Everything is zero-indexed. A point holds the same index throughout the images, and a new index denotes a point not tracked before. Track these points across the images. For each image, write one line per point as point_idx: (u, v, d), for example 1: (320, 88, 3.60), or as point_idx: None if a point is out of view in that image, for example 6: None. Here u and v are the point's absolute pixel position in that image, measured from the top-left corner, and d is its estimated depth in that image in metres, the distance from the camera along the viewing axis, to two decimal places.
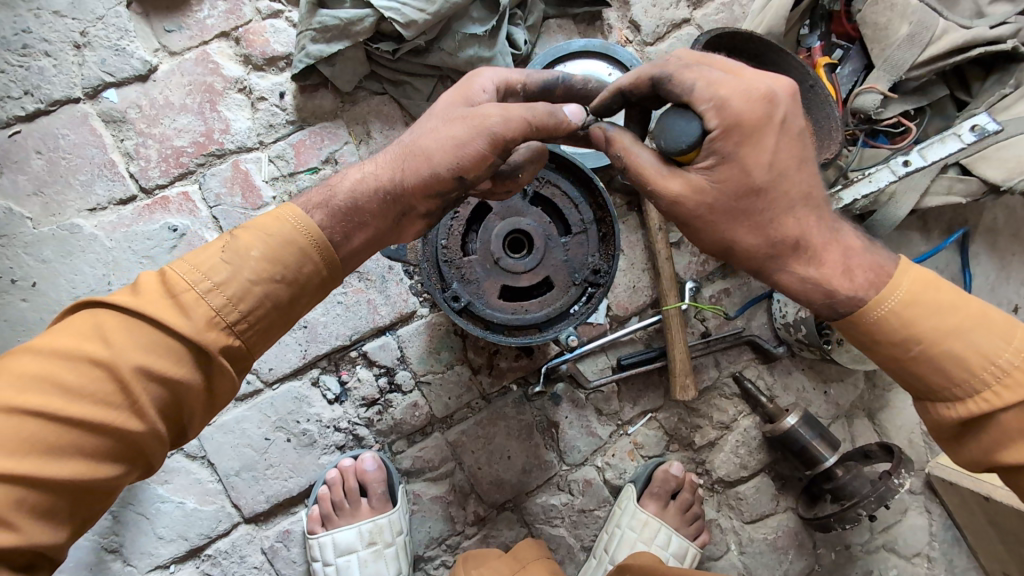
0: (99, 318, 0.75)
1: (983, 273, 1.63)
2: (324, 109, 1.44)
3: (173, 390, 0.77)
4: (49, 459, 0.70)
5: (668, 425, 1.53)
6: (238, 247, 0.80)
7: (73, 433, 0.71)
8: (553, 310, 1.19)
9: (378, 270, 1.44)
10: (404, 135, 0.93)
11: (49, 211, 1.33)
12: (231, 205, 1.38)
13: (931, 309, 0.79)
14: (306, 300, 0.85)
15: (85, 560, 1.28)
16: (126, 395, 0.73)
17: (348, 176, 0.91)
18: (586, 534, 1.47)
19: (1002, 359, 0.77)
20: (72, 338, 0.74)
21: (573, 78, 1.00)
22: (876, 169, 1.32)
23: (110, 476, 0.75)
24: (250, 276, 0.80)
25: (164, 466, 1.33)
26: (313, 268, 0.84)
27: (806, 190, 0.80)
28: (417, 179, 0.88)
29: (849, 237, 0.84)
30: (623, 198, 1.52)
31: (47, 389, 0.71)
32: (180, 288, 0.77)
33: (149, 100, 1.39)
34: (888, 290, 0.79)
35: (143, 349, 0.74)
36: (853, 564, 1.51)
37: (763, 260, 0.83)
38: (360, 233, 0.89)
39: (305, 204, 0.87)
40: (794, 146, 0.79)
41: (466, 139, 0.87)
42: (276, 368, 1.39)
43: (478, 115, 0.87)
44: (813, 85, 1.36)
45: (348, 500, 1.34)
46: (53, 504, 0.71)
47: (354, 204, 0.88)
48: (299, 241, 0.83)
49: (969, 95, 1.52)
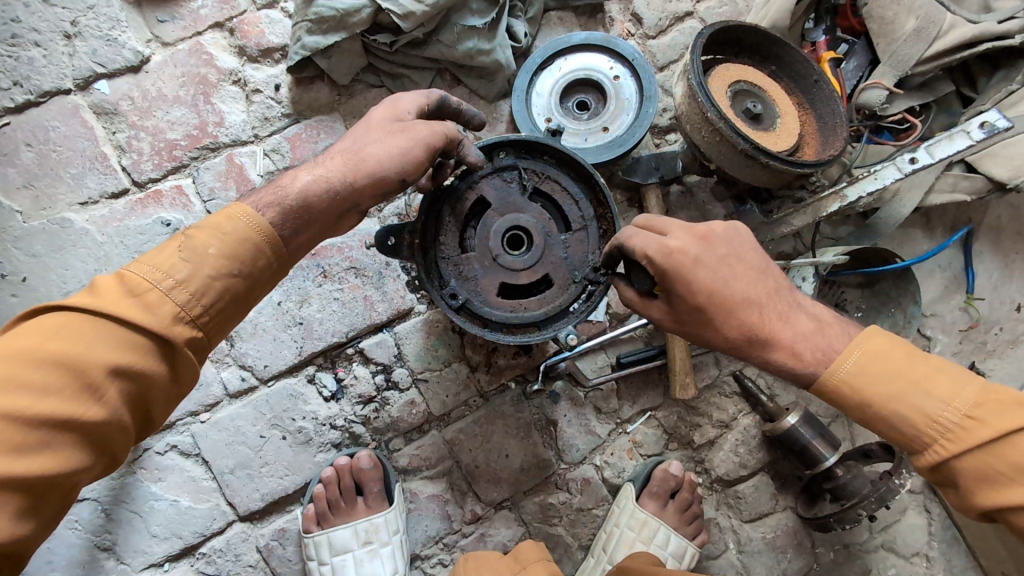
0: (57, 320, 0.73)
1: (987, 271, 1.61)
2: (320, 101, 1.41)
3: (142, 384, 0.76)
4: (16, 457, 0.68)
5: (668, 424, 1.51)
6: (197, 244, 0.79)
7: (41, 430, 0.69)
8: (553, 308, 1.17)
9: (376, 266, 1.43)
10: (340, 143, 0.95)
11: (39, 205, 1.30)
12: (225, 199, 1.35)
13: (880, 376, 0.86)
14: (261, 292, 0.86)
15: (77, 558, 1.27)
16: (94, 391, 0.72)
17: (293, 176, 0.90)
18: (584, 532, 1.46)
19: (945, 418, 0.82)
20: (32, 338, 0.71)
21: (451, 99, 1.09)
22: (882, 166, 1.30)
23: (79, 471, 0.73)
24: (212, 272, 0.79)
25: (158, 464, 1.32)
26: (268, 261, 0.85)
27: (760, 298, 0.92)
28: (366, 180, 0.91)
29: (809, 318, 0.92)
30: (624, 194, 1.49)
31: (11, 389, 0.68)
32: (142, 288, 0.76)
33: (141, 92, 1.36)
34: (831, 363, 0.88)
35: (109, 345, 0.73)
36: (853, 563, 1.49)
37: (745, 355, 0.94)
38: (308, 231, 0.89)
39: (257, 203, 0.85)
40: (732, 266, 0.92)
41: (408, 148, 0.94)
42: (272, 365, 1.37)
43: (414, 129, 0.96)
44: (818, 79, 1.35)
45: (343, 499, 1.32)
46: (24, 503, 0.69)
47: (306, 203, 0.87)
48: (255, 237, 0.82)
49: (974, 92, 1.49)
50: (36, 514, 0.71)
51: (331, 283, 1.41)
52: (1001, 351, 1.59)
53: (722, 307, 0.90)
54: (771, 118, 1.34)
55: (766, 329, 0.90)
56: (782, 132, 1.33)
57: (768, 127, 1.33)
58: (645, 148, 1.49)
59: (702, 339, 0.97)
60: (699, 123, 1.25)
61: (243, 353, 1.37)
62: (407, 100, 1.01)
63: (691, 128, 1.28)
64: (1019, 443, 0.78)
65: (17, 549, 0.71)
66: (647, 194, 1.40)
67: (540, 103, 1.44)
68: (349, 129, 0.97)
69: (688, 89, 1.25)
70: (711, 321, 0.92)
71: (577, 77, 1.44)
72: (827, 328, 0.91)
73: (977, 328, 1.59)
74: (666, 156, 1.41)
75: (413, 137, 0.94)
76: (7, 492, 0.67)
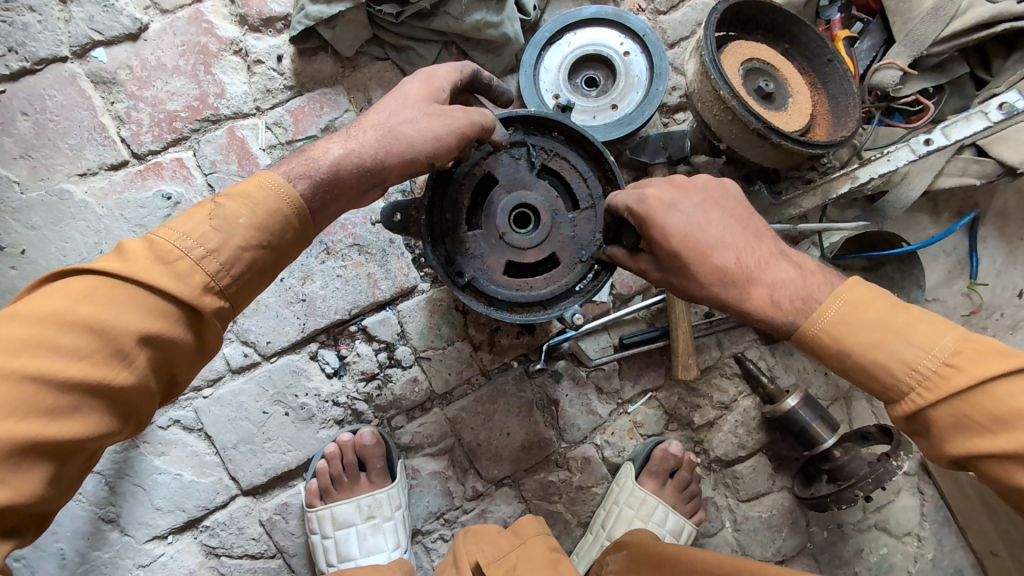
0: (87, 284, 0.72)
1: (991, 257, 1.60)
2: (323, 74, 1.38)
3: (169, 352, 0.76)
4: (45, 421, 0.68)
5: (668, 404, 1.52)
6: (227, 212, 0.78)
7: (71, 394, 0.69)
8: (559, 287, 1.16)
9: (379, 243, 1.42)
10: (372, 115, 0.93)
11: (37, 176, 1.28)
12: (227, 172, 1.33)
13: (866, 324, 0.82)
14: (286, 263, 0.85)
15: (82, 529, 1.28)
16: (123, 358, 0.72)
17: (324, 145, 0.89)
18: (583, 510, 1.47)
19: (923, 366, 0.80)
20: (61, 301, 0.70)
21: (483, 71, 1.12)
22: (896, 148, 1.28)
23: (102, 437, 0.73)
24: (242, 242, 0.78)
25: (161, 438, 1.32)
26: (295, 233, 0.83)
27: (741, 244, 0.90)
28: (398, 159, 0.91)
29: (801, 268, 0.89)
30: (631, 174, 1.46)
31: (42, 353, 0.68)
32: (172, 256, 0.75)
33: (140, 61, 1.33)
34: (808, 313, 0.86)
35: (139, 313, 0.72)
36: (846, 542, 1.51)
37: (729, 309, 0.90)
38: (335, 205, 0.88)
39: (288, 172, 0.84)
40: (711, 215, 0.91)
41: (443, 132, 0.93)
42: (274, 342, 1.37)
43: (451, 115, 0.94)
44: (831, 59, 1.33)
45: (346, 474, 1.33)
46: (49, 466, 0.69)
47: (338, 175, 0.86)
48: (285, 208, 0.81)
49: (988, 74, 1.46)
50: (59, 478, 0.71)
51: (334, 260, 1.39)
52: (1001, 336, 1.59)
53: (697, 252, 0.89)
54: (784, 97, 1.32)
55: (743, 275, 0.88)
56: (794, 112, 1.31)
57: (780, 106, 1.31)
58: (653, 127, 1.47)
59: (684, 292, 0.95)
60: (711, 101, 1.23)
61: (245, 329, 1.36)
62: (441, 78, 1.01)
63: (703, 106, 1.26)
64: (996, 391, 0.77)
65: (39, 510, 0.71)
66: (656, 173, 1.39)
67: (548, 78, 1.41)
68: (381, 100, 0.96)
69: (700, 65, 1.23)
70: (687, 267, 0.90)
71: (586, 52, 1.41)
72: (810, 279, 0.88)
73: (979, 313, 1.59)
74: (675, 135, 1.39)
75: (449, 122, 0.94)
76: (33, 455, 0.67)
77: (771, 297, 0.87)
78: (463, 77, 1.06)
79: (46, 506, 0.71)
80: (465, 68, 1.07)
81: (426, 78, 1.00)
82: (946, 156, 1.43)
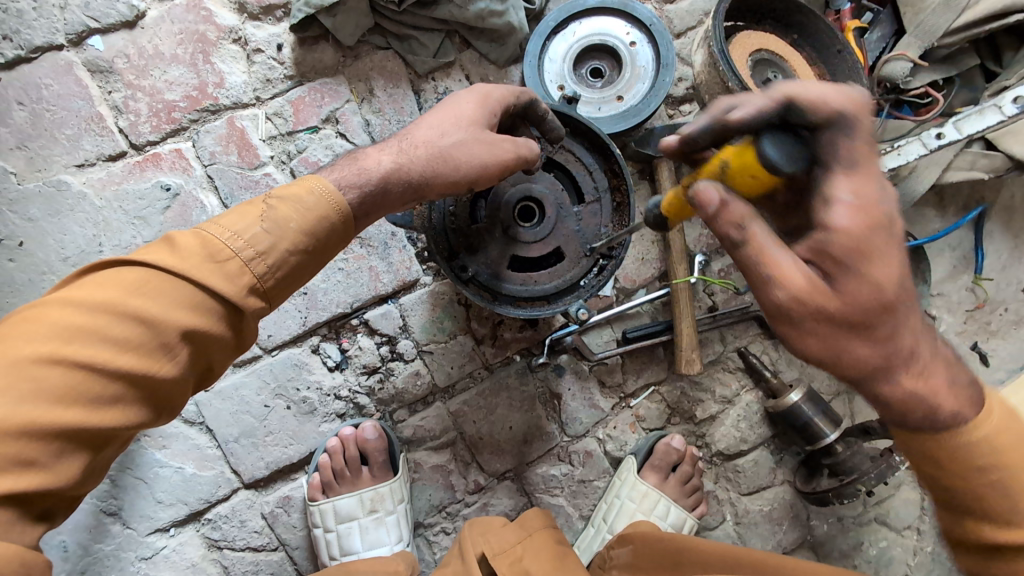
0: (137, 275, 0.70)
1: (996, 252, 1.59)
2: (324, 63, 1.36)
3: (210, 349, 0.74)
4: (89, 409, 0.66)
5: (671, 399, 1.52)
6: (280, 215, 0.76)
7: (115, 385, 0.67)
8: (563, 282, 1.15)
9: (380, 235, 1.40)
10: (421, 129, 0.91)
11: (34, 167, 1.26)
12: (227, 164, 1.31)
13: (1007, 443, 0.72)
14: (324, 265, 0.84)
15: (84, 522, 1.28)
16: (168, 352, 0.70)
17: (374, 155, 0.87)
18: (585, 503, 1.47)
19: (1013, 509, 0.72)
20: (114, 291, 0.69)
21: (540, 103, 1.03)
22: (907, 142, 1.26)
23: (137, 428, 0.72)
24: (289, 247, 0.76)
25: (163, 432, 1.32)
26: (339, 238, 0.82)
27: (870, 313, 0.70)
28: (442, 182, 0.89)
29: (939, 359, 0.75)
30: (636, 166, 1.45)
31: (90, 341, 0.66)
32: (223, 255, 0.73)
33: (137, 49, 1.30)
34: (952, 416, 0.72)
35: (187, 309, 0.71)
36: (846, 536, 1.51)
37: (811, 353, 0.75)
38: (375, 215, 0.87)
39: (339, 179, 0.82)
40: (887, 245, 0.69)
41: (490, 160, 0.92)
42: (275, 335, 1.36)
43: (500, 145, 0.93)
44: (841, 50, 1.31)
45: (348, 469, 1.33)
46: (85, 454, 0.68)
47: (384, 191, 0.85)
48: (333, 211, 0.80)
49: (999, 66, 1.44)
50: (92, 466, 0.70)
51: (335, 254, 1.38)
52: (1004, 331, 1.59)
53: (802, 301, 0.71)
54: None
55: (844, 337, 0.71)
56: None
57: None
58: (659, 119, 1.45)
59: (827, 345, 0.72)
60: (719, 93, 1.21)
61: None
62: (495, 101, 0.96)
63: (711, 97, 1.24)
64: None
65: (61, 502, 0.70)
66: (660, 167, 1.37)
67: (552, 68, 1.39)
68: (432, 113, 0.92)
69: (709, 57, 1.20)
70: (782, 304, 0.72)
71: (591, 42, 1.39)
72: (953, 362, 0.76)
73: (983, 308, 1.59)
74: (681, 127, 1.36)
75: (497, 153, 0.92)
76: (73, 443, 0.66)
77: (897, 362, 0.72)
78: (520, 101, 1.00)
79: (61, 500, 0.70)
80: (523, 93, 1.01)
81: (483, 95, 0.96)
82: (955, 149, 1.42)
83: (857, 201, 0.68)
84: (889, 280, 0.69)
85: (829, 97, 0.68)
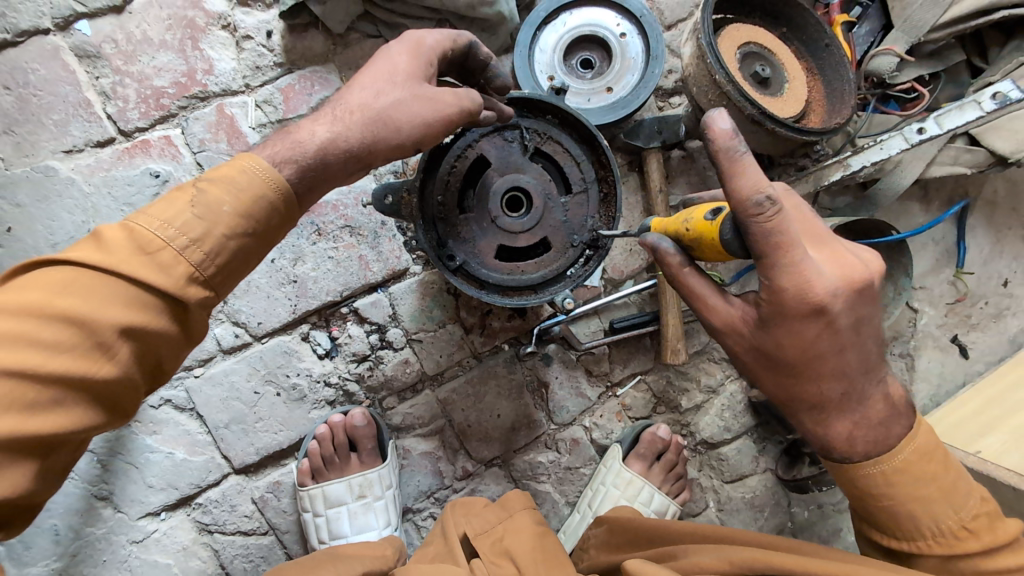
0: (64, 275, 0.70)
1: (978, 246, 1.62)
2: (314, 51, 1.35)
3: (154, 345, 0.75)
4: (27, 416, 0.66)
5: (656, 388, 1.54)
6: (211, 198, 0.76)
7: (51, 390, 0.68)
8: (550, 271, 1.16)
9: (370, 225, 1.41)
10: (355, 91, 0.89)
11: (22, 151, 1.26)
12: (216, 151, 1.31)
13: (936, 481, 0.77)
14: (270, 248, 0.83)
15: (75, 506, 1.29)
16: (106, 351, 0.70)
17: (309, 127, 0.86)
18: (571, 490, 1.50)
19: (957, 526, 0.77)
20: (40, 293, 0.69)
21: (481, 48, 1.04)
22: (889, 136, 1.25)
23: (85, 431, 0.72)
24: (225, 231, 0.76)
25: (152, 417, 1.33)
26: (279, 220, 0.82)
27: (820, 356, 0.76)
28: (386, 146, 0.90)
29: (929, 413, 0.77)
30: (625, 158, 1.46)
31: (18, 347, 0.66)
32: (154, 246, 0.73)
33: (125, 34, 1.29)
34: (855, 451, 0.80)
35: (120, 306, 0.71)
36: (825, 522, 1.54)
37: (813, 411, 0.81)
38: (320, 189, 0.87)
39: (273, 156, 0.82)
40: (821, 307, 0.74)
41: (432, 119, 0.92)
42: (265, 323, 1.37)
43: (441, 100, 0.93)
44: (828, 44, 1.32)
45: (337, 455, 1.35)
46: (33, 462, 0.69)
47: (323, 160, 0.85)
48: (266, 193, 0.79)
49: (985, 62, 1.45)
50: (46, 466, 0.71)
51: (325, 242, 1.39)
52: (984, 324, 1.62)
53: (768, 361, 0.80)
54: (779, 82, 1.31)
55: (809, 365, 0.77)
56: (789, 98, 1.31)
57: (776, 91, 1.30)
58: (648, 111, 1.46)
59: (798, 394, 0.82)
60: (706, 84, 1.22)
61: (236, 310, 1.35)
62: (428, 49, 0.96)
63: (697, 89, 1.25)
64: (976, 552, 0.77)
65: (25, 499, 0.71)
66: (649, 159, 1.38)
67: (543, 59, 1.39)
68: (365, 72, 0.91)
69: (697, 49, 1.21)
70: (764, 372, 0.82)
71: (582, 33, 1.39)
72: (918, 420, 0.79)
73: (964, 301, 1.62)
74: (669, 120, 1.38)
75: (435, 107, 0.93)
76: (14, 451, 0.66)
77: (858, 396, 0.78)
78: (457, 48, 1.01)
79: (36, 493, 0.71)
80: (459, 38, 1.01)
81: (416, 43, 0.95)
82: (939, 144, 1.44)
83: (775, 286, 0.73)
84: (816, 346, 0.76)
85: (750, 186, 0.70)
